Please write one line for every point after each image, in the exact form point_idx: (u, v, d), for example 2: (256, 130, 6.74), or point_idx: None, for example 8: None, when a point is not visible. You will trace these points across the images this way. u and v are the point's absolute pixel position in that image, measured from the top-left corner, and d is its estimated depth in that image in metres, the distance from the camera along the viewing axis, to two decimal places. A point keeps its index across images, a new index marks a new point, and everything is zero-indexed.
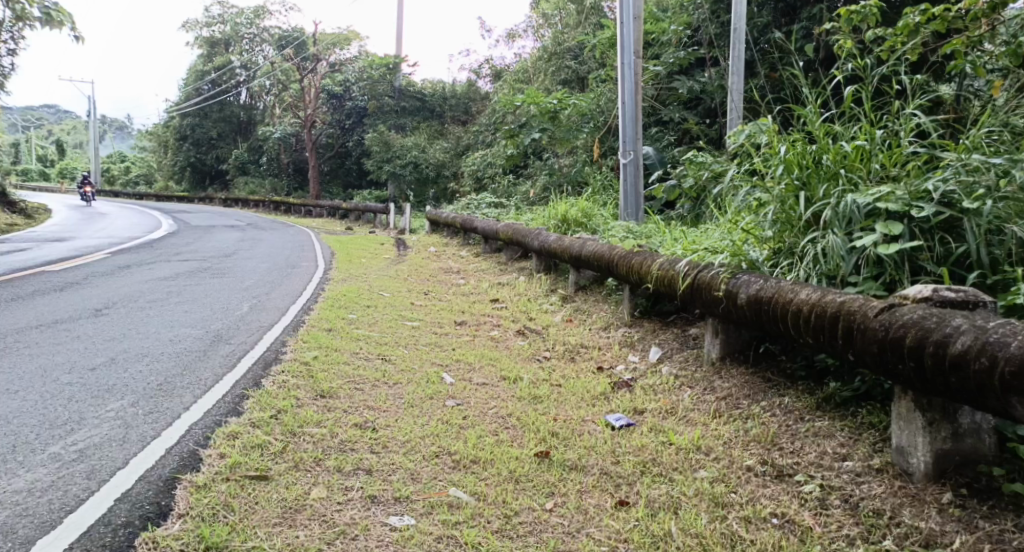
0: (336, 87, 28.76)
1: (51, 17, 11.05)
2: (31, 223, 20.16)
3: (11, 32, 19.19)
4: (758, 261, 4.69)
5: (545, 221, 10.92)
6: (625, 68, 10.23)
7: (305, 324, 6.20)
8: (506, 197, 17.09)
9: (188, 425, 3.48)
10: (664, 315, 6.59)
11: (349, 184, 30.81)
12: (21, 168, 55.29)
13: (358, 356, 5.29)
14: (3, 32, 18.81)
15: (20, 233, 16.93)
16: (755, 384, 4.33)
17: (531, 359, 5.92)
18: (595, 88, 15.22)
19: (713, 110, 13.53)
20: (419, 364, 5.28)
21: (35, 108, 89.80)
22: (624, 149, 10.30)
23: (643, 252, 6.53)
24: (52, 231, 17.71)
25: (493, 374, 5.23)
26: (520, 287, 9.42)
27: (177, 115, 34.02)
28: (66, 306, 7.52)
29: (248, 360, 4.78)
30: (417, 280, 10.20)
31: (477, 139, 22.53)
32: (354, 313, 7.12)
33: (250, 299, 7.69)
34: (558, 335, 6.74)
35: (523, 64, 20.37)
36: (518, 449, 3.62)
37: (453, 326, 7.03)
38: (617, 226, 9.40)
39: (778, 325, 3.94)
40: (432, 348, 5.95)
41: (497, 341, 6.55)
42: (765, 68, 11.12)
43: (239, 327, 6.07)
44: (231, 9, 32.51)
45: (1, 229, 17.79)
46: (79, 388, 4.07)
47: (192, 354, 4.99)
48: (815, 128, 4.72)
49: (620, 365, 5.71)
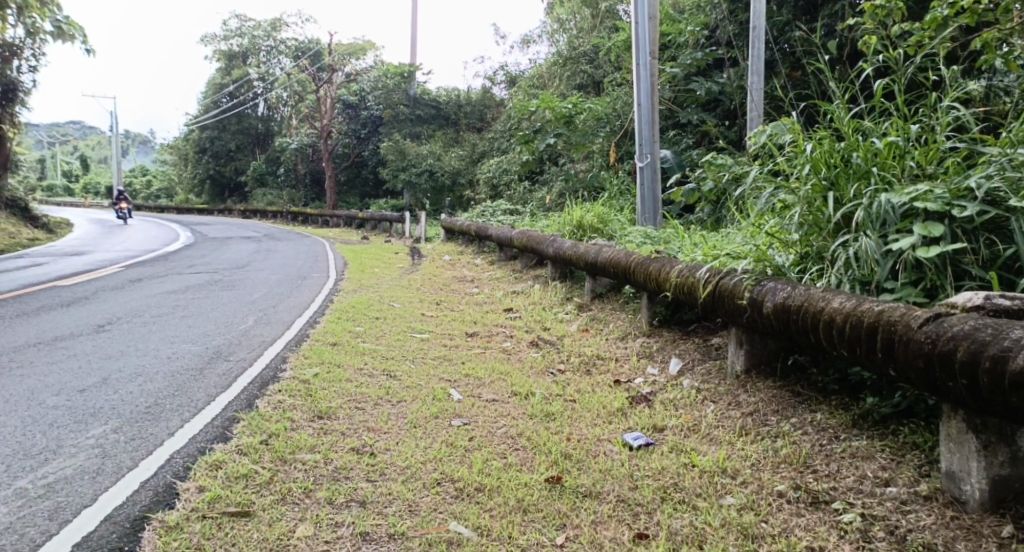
0: (351, 97, 28.69)
1: (63, 31, 10.60)
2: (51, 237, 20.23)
3: (33, 49, 19.39)
4: (784, 265, 4.40)
5: (561, 227, 10.66)
6: (641, 69, 9.99)
7: (309, 338, 5.96)
8: (522, 204, 16.85)
9: (168, 454, 3.26)
10: (683, 324, 6.29)
11: (366, 194, 30.74)
12: (47, 184, 56.09)
13: (362, 372, 5.04)
14: (26, 48, 19.02)
15: (39, 247, 17.00)
16: (783, 398, 4.04)
17: (544, 373, 5.65)
18: (611, 92, 14.94)
19: (732, 112, 13.21)
20: (427, 380, 5.02)
21: (60, 125, 90.98)
22: (640, 153, 10.05)
23: (660, 258, 6.25)
24: (71, 245, 17.79)
25: (505, 390, 4.96)
26: (534, 295, 9.14)
27: (196, 128, 34.21)
28: (71, 322, 7.34)
29: (245, 378, 4.54)
30: (429, 289, 9.96)
31: (492, 146, 22.31)
32: (362, 325, 6.87)
33: (257, 312, 7.48)
34: (573, 346, 6.47)
35: (538, 69, 20.13)
36: (526, 474, 3.35)
37: (464, 338, 6.78)
38: (634, 232, 9.11)
39: (807, 335, 3.64)
40: (441, 362, 5.70)
41: (509, 353, 6.28)
42: (786, 67, 10.78)
43: (240, 342, 5.84)
44: (249, 22, 32.68)
45: (21, 243, 17.86)
46: (64, 412, 3.85)
47: (189, 373, 4.76)
48: (844, 124, 4.44)
49: (638, 378, 5.43)
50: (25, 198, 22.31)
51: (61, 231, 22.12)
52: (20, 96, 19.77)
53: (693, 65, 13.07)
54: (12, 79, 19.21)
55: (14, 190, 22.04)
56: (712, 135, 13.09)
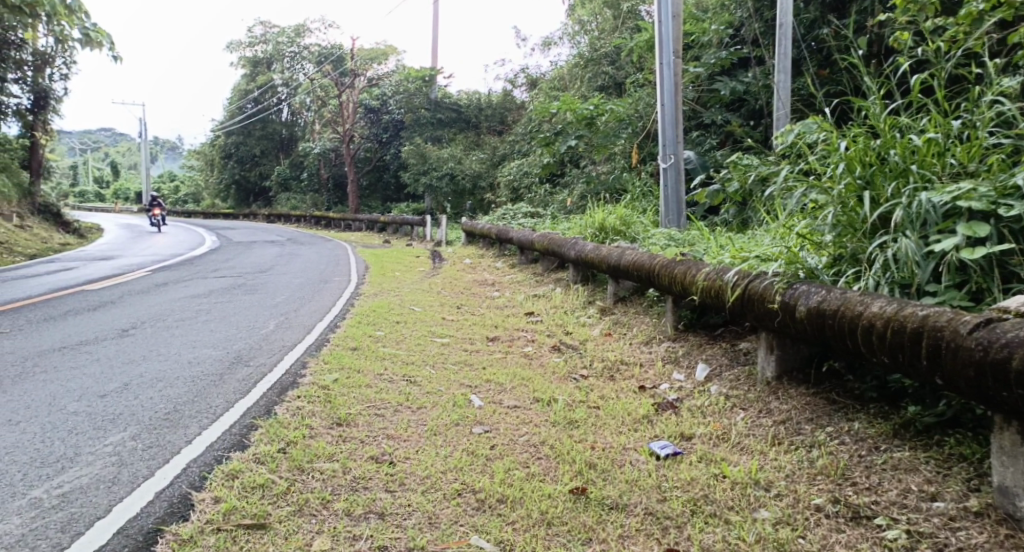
0: (373, 102, 28.76)
1: (91, 38, 10.63)
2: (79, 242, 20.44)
3: (63, 57, 19.66)
4: (817, 267, 4.25)
5: (583, 229, 10.52)
6: (664, 69, 9.84)
7: (330, 342, 5.87)
8: (543, 207, 16.73)
9: (184, 463, 3.18)
10: (709, 328, 6.15)
11: (388, 198, 30.78)
12: (77, 191, 57.01)
13: (381, 378, 4.94)
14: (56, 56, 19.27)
15: (67, 252, 17.17)
16: (817, 406, 3.89)
17: (566, 378, 5.52)
18: (634, 93, 14.80)
19: (756, 112, 13.00)
20: (447, 386, 4.92)
21: (89, 132, 92.30)
22: (664, 154, 9.90)
23: (686, 261, 6.11)
24: (99, 250, 17.96)
25: (528, 396, 4.84)
26: (556, 298, 9.02)
27: (221, 133, 34.49)
28: (95, 326, 7.33)
29: (265, 384, 4.45)
30: (450, 293, 9.88)
31: (513, 149, 22.22)
32: (383, 329, 6.79)
33: (279, 316, 7.41)
34: (596, 350, 6.34)
35: (559, 72, 20.01)
36: (551, 484, 3.23)
37: (486, 342, 6.67)
38: (657, 234, 8.97)
39: (844, 341, 3.50)
40: (462, 367, 5.59)
41: (532, 358, 6.17)
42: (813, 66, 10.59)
43: (262, 347, 5.76)
44: (273, 29, 32.91)
45: (49, 248, 18.06)
46: (83, 417, 3.78)
47: (209, 378, 4.69)
48: (879, 121, 4.30)
49: (664, 384, 5.29)
50: (55, 203, 22.60)
51: (90, 235, 22.36)
52: (51, 104, 20.15)
53: (717, 65, 12.90)
54: (43, 87, 19.51)
55: (45, 196, 22.33)
56: (736, 136, 12.90)
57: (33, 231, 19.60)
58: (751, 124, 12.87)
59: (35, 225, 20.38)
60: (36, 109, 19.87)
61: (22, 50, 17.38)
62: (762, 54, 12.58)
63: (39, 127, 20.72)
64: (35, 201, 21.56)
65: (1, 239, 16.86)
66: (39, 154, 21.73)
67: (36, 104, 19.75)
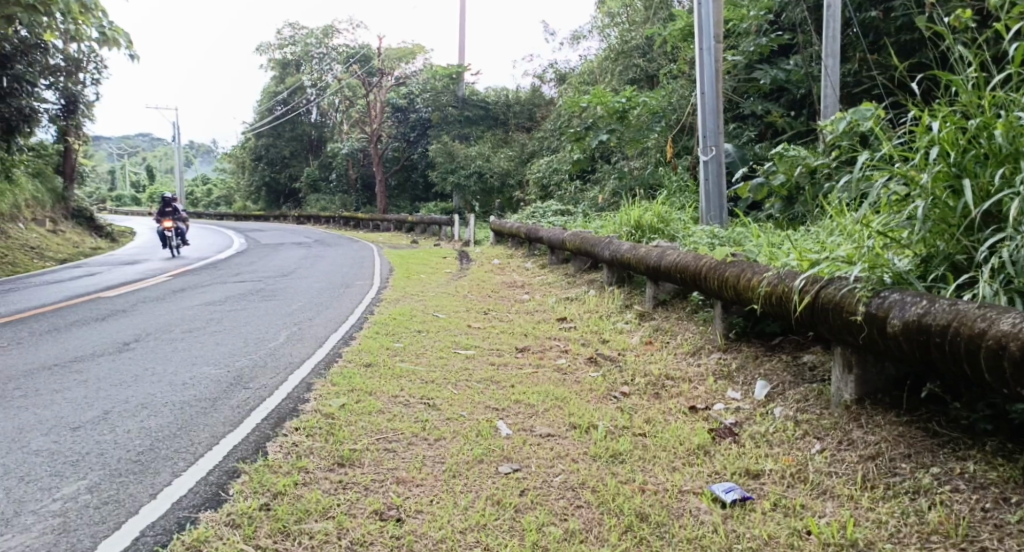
0: (400, 101, 28.32)
1: (108, 36, 10.15)
2: (111, 245, 20.29)
3: (93, 62, 19.43)
4: (906, 271, 3.56)
5: (616, 228, 9.89)
6: (703, 54, 9.13)
7: (342, 358, 5.31)
8: (573, 204, 16.10)
9: (137, 531, 2.68)
10: (765, 337, 5.54)
11: (416, 198, 30.26)
12: (115, 196, 57.79)
13: (394, 401, 4.37)
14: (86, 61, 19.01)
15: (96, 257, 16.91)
16: (915, 440, 3.26)
17: (605, 398, 4.95)
18: (667, 84, 14.15)
19: (798, 100, 12.24)
20: (470, 410, 4.35)
21: (129, 138, 93.53)
22: (704, 145, 9.24)
23: (739, 263, 5.50)
24: (128, 253, 17.69)
25: (563, 422, 4.24)
26: (589, 302, 8.41)
27: (252, 135, 34.36)
28: (100, 338, 6.86)
29: (260, 412, 3.89)
30: (478, 296, 9.30)
31: (542, 146, 21.58)
32: (402, 340, 6.22)
33: (291, 326, 6.87)
34: (637, 363, 5.75)
35: (589, 65, 19.36)
36: (594, 548, 2.75)
37: (514, 354, 6.09)
38: (698, 232, 8.35)
39: (958, 364, 2.99)
40: (488, 385, 5.03)
41: (565, 373, 5.57)
42: (861, 51, 9.90)
43: (266, 365, 5.21)
44: (302, 31, 32.61)
45: (79, 252, 17.87)
46: (42, 461, 3.25)
47: (201, 404, 4.14)
48: (974, 96, 3.61)
49: (718, 404, 4.68)
50: (89, 208, 22.47)
51: (124, 239, 22.16)
52: (82, 108, 19.79)
53: (756, 52, 12.16)
54: (74, 92, 19.21)
55: (79, 200, 22.17)
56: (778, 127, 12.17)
57: (66, 235, 19.40)
58: (793, 113, 12.13)
59: (67, 229, 20.19)
60: (66, 113, 19.52)
61: (51, 57, 17.34)
62: (805, 39, 11.81)
63: (72, 133, 20.51)
64: (68, 206, 21.43)
65: (32, 243, 16.70)
66: (72, 158, 21.59)
67: (66, 109, 19.36)
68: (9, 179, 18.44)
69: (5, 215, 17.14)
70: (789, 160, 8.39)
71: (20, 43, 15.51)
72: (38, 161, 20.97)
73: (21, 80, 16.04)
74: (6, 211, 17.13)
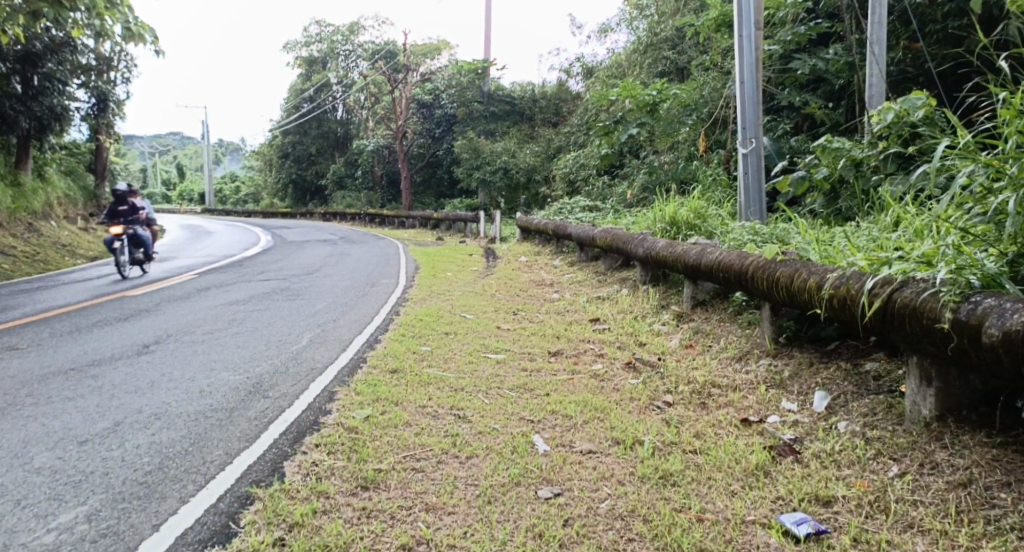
0: (426, 96, 28.07)
1: (133, 32, 9.90)
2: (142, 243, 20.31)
3: (123, 61, 19.39)
4: (999, 272, 3.30)
5: (650, 224, 9.52)
6: (743, 42, 8.74)
7: (366, 364, 5.02)
8: (601, 199, 15.73)
9: None
10: (819, 342, 5.19)
11: (441, 194, 29.92)
12: (146, 193, 58.40)
13: (422, 412, 4.07)
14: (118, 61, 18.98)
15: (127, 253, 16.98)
16: (1012, 466, 3.10)
17: (648, 409, 4.62)
18: (699, 76, 13.75)
19: (836, 91, 11.75)
20: (503, 422, 4.04)
21: (162, 137, 94.40)
22: (743, 138, 8.83)
23: (791, 261, 5.14)
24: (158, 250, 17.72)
25: (606, 436, 3.92)
26: (623, 302, 8.05)
27: (279, 132, 34.34)
28: (120, 338, 6.59)
29: (279, 425, 3.60)
30: (506, 295, 8.98)
31: (568, 141, 21.18)
32: (429, 344, 5.92)
33: (314, 329, 6.57)
34: (679, 370, 5.41)
35: (617, 58, 18.96)
36: None
37: (548, 358, 5.76)
38: (738, 228, 7.97)
39: None
40: (521, 393, 4.72)
41: (603, 380, 5.23)
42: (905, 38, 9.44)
43: (286, 371, 4.91)
44: (328, 28, 32.52)
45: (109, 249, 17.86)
46: (41, 481, 2.97)
47: (218, 415, 3.84)
48: None
49: (773, 417, 4.34)
50: None
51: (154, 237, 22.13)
52: (111, 108, 19.31)
53: (794, 42, 11.69)
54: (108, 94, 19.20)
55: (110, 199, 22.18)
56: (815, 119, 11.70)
57: (97, 233, 19.38)
58: (831, 105, 11.65)
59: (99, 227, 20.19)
60: (96, 112, 19.08)
61: (84, 57, 17.55)
62: (846, 27, 11.31)
63: (103, 131, 20.49)
64: (99, 204, 21.46)
65: (63, 241, 16.69)
66: (103, 156, 21.58)
67: (95, 107, 18.89)
68: (41, 177, 18.48)
69: (38, 213, 17.18)
70: (833, 153, 8.04)
71: (50, 41, 15.53)
72: (71, 161, 21.04)
73: (51, 78, 16.07)
74: (37, 209, 17.12)
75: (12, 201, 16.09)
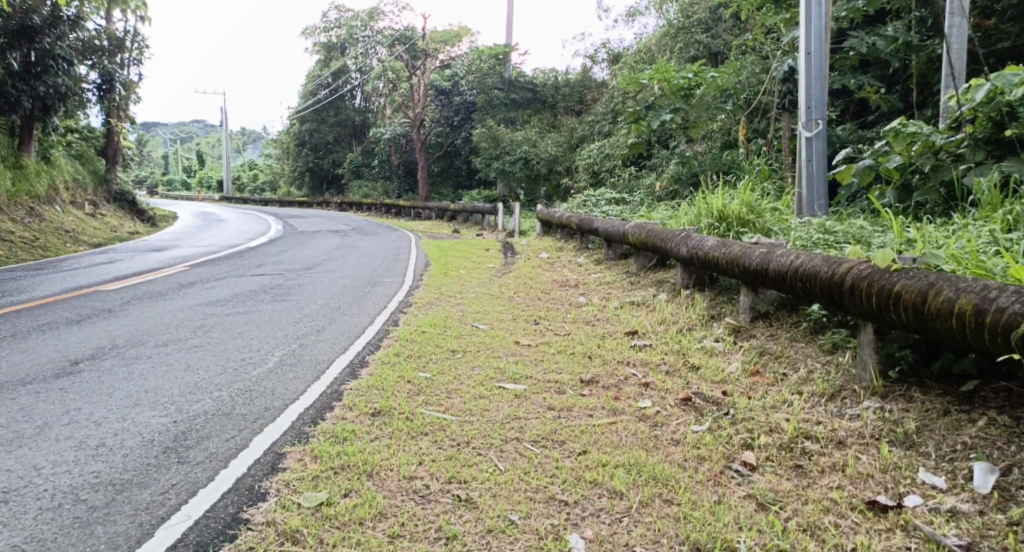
0: (444, 83, 26.65)
1: None
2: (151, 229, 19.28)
3: (136, 44, 18.22)
4: None
5: (694, 218, 8.09)
6: (810, 5, 7.27)
7: (339, 404, 3.72)
8: (627, 192, 14.34)
9: None
10: (947, 381, 3.82)
11: (459, 185, 28.61)
12: (166, 181, 57.65)
13: (404, 491, 2.88)
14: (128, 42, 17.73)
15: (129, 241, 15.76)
16: None
17: (726, 478, 3.30)
18: (740, 58, 12.30)
19: (891, 74, 10.29)
20: (522, 509, 2.85)
21: (185, 125, 93.92)
22: (807, 119, 7.38)
23: (913, 271, 3.77)
24: (164, 238, 16.64)
25: (674, 537, 2.78)
26: (664, 310, 6.64)
27: (297, 119, 33.08)
28: (53, 342, 5.46)
29: (167, 536, 2.61)
30: (525, 299, 7.64)
31: (592, 130, 19.74)
32: (429, 368, 4.62)
33: (289, 341, 5.37)
34: (757, 410, 4.03)
35: (646, 43, 17.51)
36: None
37: (579, 392, 4.40)
38: (805, 225, 6.54)
39: None
40: (548, 450, 3.39)
41: (656, 427, 3.87)
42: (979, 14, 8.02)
43: (231, 410, 3.67)
44: (348, 13, 31.16)
45: (113, 233, 16.70)
46: None
47: (94, 502, 2.78)
48: None
49: (914, 498, 3.04)
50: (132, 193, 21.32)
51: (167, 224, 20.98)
52: (119, 88, 17.75)
53: (847, 18, 10.13)
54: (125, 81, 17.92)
55: (122, 184, 20.97)
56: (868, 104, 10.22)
57: (106, 219, 18.20)
58: (886, 89, 10.20)
59: (108, 213, 19.07)
60: (103, 94, 17.57)
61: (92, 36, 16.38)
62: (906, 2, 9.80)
63: (115, 113, 19.35)
64: (111, 190, 20.27)
65: (67, 226, 15.51)
66: (115, 140, 20.22)
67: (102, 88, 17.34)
68: (46, 160, 17.27)
69: (42, 198, 16.03)
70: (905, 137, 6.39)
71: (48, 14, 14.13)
72: (82, 144, 19.86)
73: (52, 54, 14.49)
74: (40, 193, 15.94)
75: (12, 183, 14.90)
